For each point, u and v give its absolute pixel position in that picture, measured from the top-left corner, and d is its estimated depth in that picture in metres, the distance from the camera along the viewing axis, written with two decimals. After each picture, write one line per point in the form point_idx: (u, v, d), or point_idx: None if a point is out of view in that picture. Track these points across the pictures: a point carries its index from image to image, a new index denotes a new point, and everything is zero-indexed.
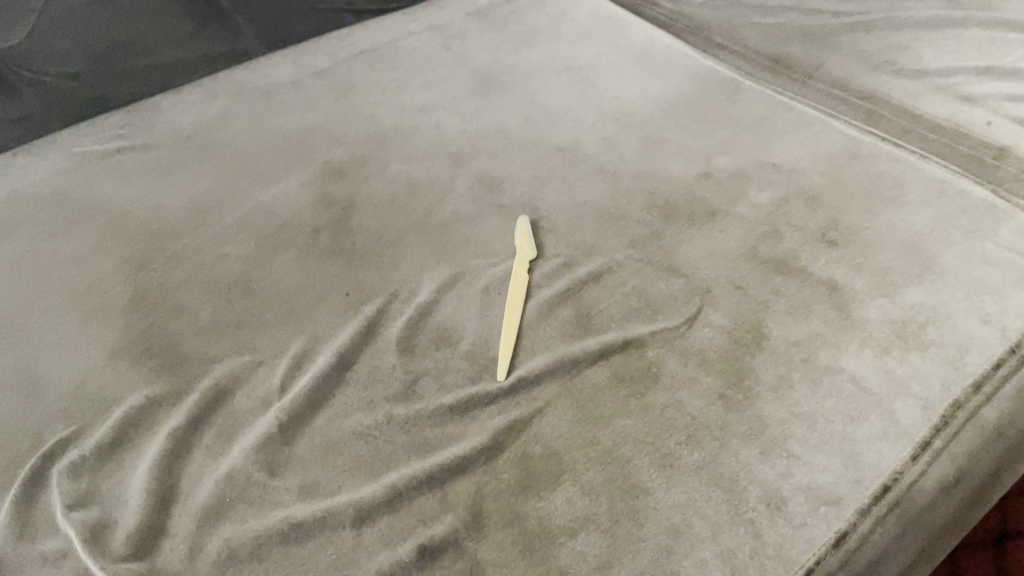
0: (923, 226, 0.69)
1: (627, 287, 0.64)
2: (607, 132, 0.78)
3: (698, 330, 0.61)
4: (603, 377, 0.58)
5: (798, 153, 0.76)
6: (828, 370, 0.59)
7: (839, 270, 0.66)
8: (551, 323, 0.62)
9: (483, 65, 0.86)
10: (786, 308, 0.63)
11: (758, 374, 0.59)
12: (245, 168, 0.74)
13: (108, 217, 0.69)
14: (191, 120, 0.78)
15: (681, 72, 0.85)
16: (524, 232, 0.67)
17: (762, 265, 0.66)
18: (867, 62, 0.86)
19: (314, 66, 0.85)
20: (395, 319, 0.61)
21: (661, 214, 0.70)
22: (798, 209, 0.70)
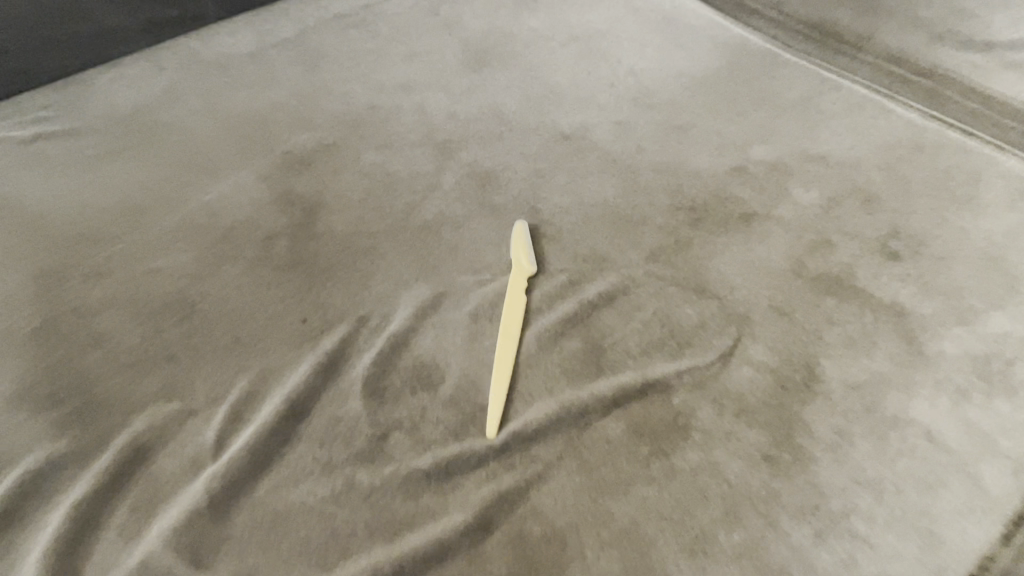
0: (1003, 235, 0.57)
1: (647, 312, 0.52)
2: (621, 114, 0.66)
3: (735, 368, 0.50)
4: (618, 431, 0.47)
5: (850, 143, 0.64)
6: (896, 422, 0.48)
7: (904, 290, 0.54)
8: (555, 358, 0.50)
9: (476, 33, 0.74)
10: (841, 340, 0.51)
11: (810, 427, 0.47)
12: (191, 157, 0.60)
13: (21, 218, 0.56)
14: (130, 98, 0.65)
15: (709, 44, 0.73)
16: (520, 243, 0.55)
17: (811, 284, 0.54)
18: (926, 32, 0.73)
19: (279, 34, 0.72)
20: (362, 352, 0.50)
21: (687, 218, 0.58)
22: (852, 212, 0.59)
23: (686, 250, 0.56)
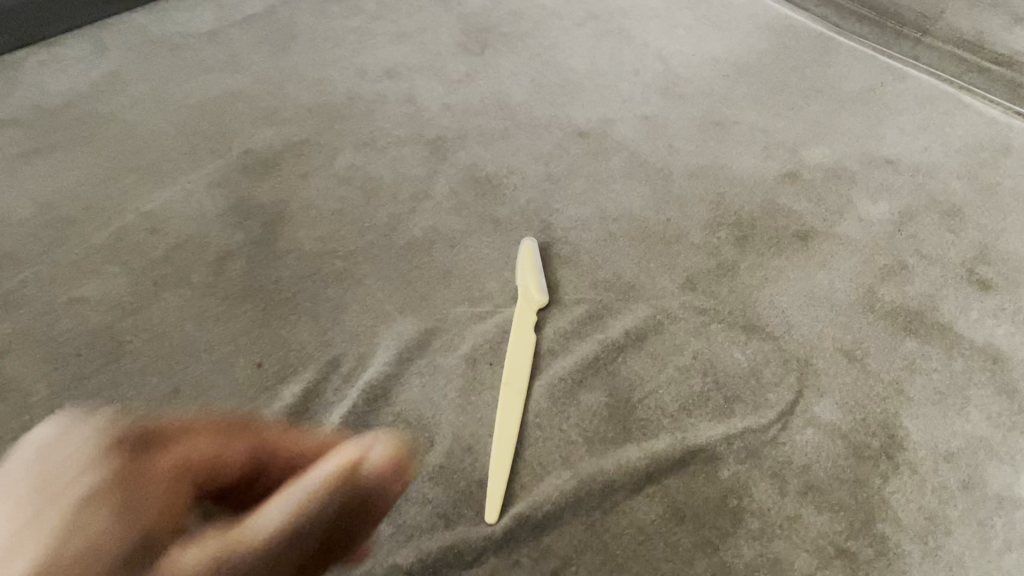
0: None
1: (686, 356, 0.42)
2: (648, 108, 0.56)
3: (797, 431, 0.39)
4: (652, 515, 0.37)
5: (923, 144, 0.53)
6: (1003, 502, 0.38)
7: (999, 329, 0.44)
8: (572, 415, 0.40)
9: (477, 10, 0.63)
10: (928, 394, 0.41)
11: (897, 510, 0.37)
12: (131, 158, 0.50)
13: None
14: (65, 85, 0.55)
15: (749, 25, 0.63)
16: (528, 262, 0.45)
17: (884, 320, 0.44)
18: None
19: (247, 11, 0.62)
20: (330, 405, 0.39)
21: (731, 235, 0.48)
22: (930, 228, 0.48)
23: (731, 275, 0.46)
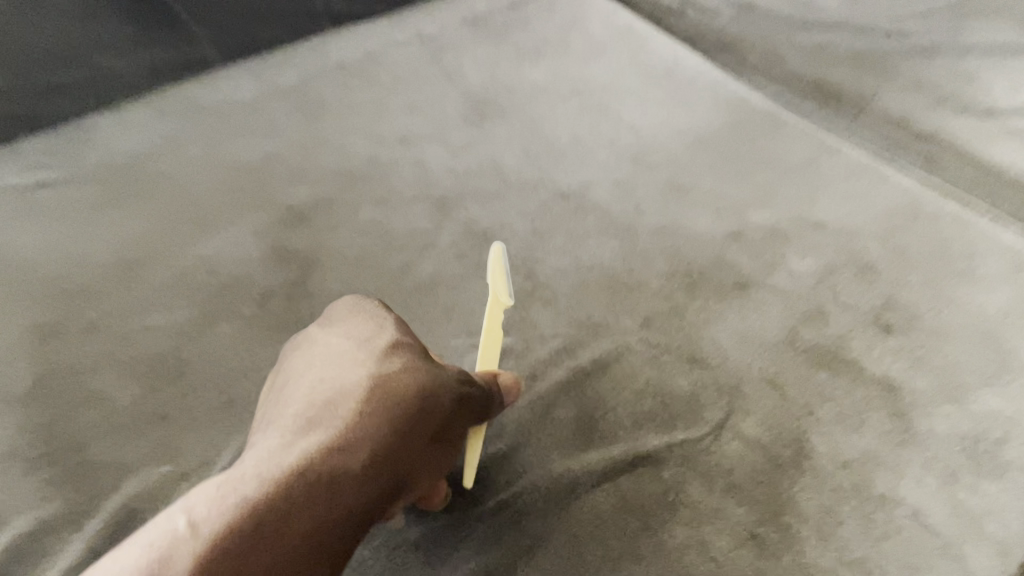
0: (997, 309, 0.57)
1: (641, 381, 0.52)
2: (620, 174, 0.66)
3: (725, 443, 0.50)
4: (607, 504, 0.47)
5: (847, 212, 0.63)
6: (884, 501, 0.48)
7: (896, 364, 0.54)
8: (548, 427, 0.50)
9: (477, 85, 0.74)
10: (833, 416, 0.51)
11: (799, 505, 0.48)
12: (186, 213, 0.61)
13: (19, 271, 0.56)
14: (129, 146, 0.65)
15: (710, 100, 0.73)
16: (499, 260, 0.41)
17: (803, 355, 0.54)
18: (929, 95, 0.73)
19: (279, 82, 0.72)
20: None
21: (683, 283, 0.58)
22: (848, 281, 0.59)
23: (681, 316, 0.56)
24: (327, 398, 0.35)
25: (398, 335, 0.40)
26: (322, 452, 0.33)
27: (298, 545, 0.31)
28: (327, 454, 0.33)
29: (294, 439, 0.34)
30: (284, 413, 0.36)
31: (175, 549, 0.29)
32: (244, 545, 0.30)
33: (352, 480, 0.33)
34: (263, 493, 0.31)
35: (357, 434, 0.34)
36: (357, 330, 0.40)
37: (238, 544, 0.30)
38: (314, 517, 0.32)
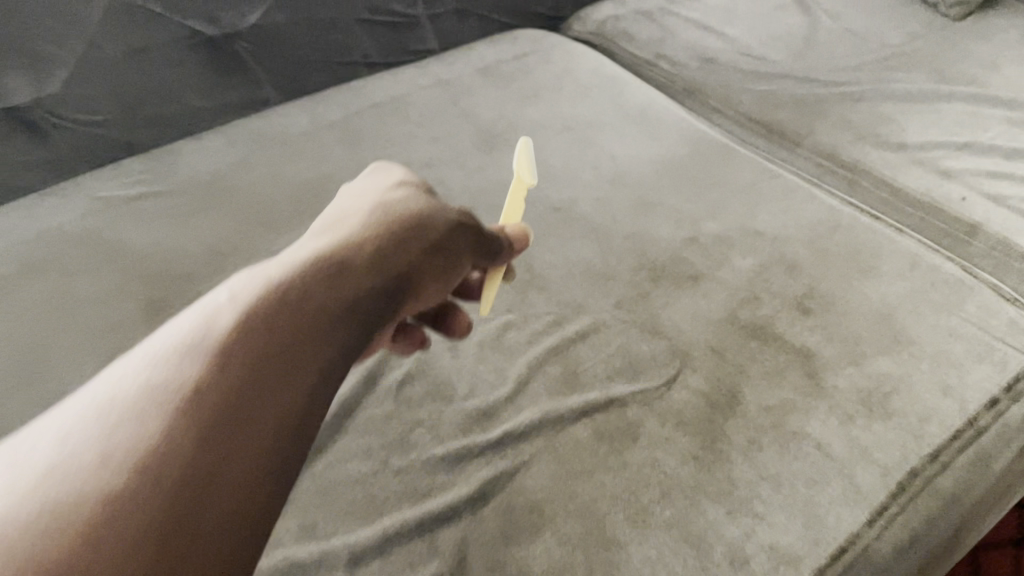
0: (894, 298, 0.73)
1: (613, 346, 0.68)
2: (603, 191, 0.83)
3: (676, 391, 0.65)
4: (585, 433, 0.62)
5: (782, 222, 0.80)
6: (795, 435, 0.63)
7: (812, 337, 0.70)
8: (540, 378, 0.66)
9: (488, 121, 0.91)
10: (760, 373, 0.67)
11: (729, 436, 0.63)
12: (257, 217, 0.77)
13: (131, 261, 0.72)
14: (210, 166, 0.82)
15: (677, 135, 0.91)
16: (524, 152, 0.57)
17: (739, 329, 0.70)
18: (854, 132, 0.90)
19: (327, 117, 0.89)
20: (394, 367, 0.66)
21: (649, 275, 0.74)
22: (778, 275, 0.75)
23: (646, 300, 0.72)
24: (347, 216, 0.42)
25: (407, 177, 0.47)
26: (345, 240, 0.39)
27: (332, 299, 0.36)
28: (350, 240, 0.39)
29: (323, 236, 0.40)
30: (315, 228, 0.42)
31: (224, 306, 0.34)
32: (286, 297, 0.35)
33: (363, 263, 0.38)
34: (297, 266, 0.36)
35: (374, 229, 0.40)
36: (374, 177, 0.48)
37: (279, 297, 0.34)
38: (344, 286, 0.36)
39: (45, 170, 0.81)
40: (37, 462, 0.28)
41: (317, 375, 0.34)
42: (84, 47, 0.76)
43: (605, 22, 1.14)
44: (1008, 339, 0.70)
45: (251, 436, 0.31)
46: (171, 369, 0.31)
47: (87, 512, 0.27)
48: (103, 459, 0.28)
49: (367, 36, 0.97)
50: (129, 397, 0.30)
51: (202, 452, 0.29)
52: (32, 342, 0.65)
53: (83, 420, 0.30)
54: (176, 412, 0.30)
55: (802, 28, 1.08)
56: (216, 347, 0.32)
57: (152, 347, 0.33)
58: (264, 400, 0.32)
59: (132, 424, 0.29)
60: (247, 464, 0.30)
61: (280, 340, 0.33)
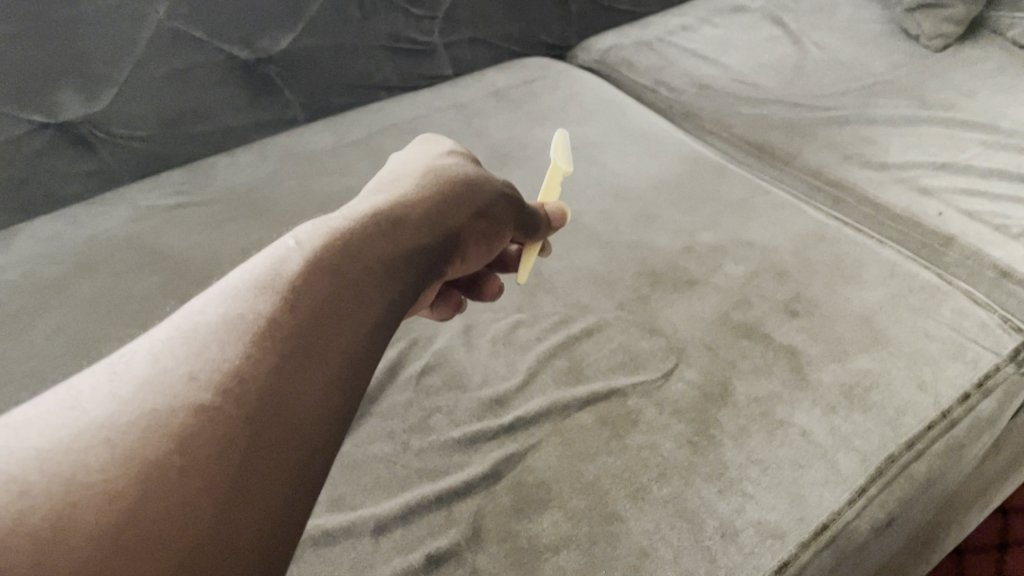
0: (875, 302, 0.78)
1: (614, 343, 0.74)
2: (605, 206, 0.90)
3: (672, 383, 0.71)
4: (589, 419, 0.68)
5: (772, 232, 0.87)
6: (781, 424, 0.68)
7: (798, 337, 0.75)
8: (548, 370, 0.72)
9: (499, 140, 0.98)
10: (750, 368, 0.72)
11: (722, 423, 0.68)
12: (287, 224, 0.83)
13: (172, 262, 0.78)
14: (243, 180, 0.90)
15: (675, 155, 0.98)
16: (561, 143, 0.66)
17: (731, 328, 0.76)
18: (840, 152, 0.97)
19: (351, 137, 0.97)
20: (414, 360, 0.73)
21: (648, 280, 0.81)
22: (767, 281, 0.81)
23: (645, 302, 0.79)
24: (388, 189, 0.49)
25: (433, 159, 0.55)
26: (384, 213, 0.45)
27: (376, 263, 0.42)
28: (401, 205, 0.46)
29: (373, 200, 0.47)
30: (361, 195, 0.49)
31: (287, 256, 0.39)
32: (340, 257, 0.40)
33: (411, 224, 0.45)
34: (357, 222, 0.43)
35: (409, 209, 0.46)
36: (404, 165, 0.54)
37: (333, 256, 0.40)
38: (399, 240, 0.44)
39: (92, 180, 0.89)
40: (136, 373, 0.32)
41: (364, 325, 0.39)
42: (134, 67, 0.84)
43: (608, 52, 1.22)
44: (979, 340, 0.75)
45: (314, 367, 0.35)
46: (248, 304, 0.35)
47: (188, 412, 0.30)
48: (197, 372, 0.32)
49: (387, 63, 1.05)
50: (214, 324, 0.34)
51: (278, 373, 0.33)
52: (84, 333, 0.71)
53: (173, 341, 0.33)
54: (256, 338, 0.34)
55: (792, 57, 1.16)
56: (285, 289, 0.37)
57: (226, 287, 0.37)
58: (324, 337, 0.36)
59: (219, 344, 0.33)
60: (311, 390, 0.35)
61: (347, 280, 0.40)
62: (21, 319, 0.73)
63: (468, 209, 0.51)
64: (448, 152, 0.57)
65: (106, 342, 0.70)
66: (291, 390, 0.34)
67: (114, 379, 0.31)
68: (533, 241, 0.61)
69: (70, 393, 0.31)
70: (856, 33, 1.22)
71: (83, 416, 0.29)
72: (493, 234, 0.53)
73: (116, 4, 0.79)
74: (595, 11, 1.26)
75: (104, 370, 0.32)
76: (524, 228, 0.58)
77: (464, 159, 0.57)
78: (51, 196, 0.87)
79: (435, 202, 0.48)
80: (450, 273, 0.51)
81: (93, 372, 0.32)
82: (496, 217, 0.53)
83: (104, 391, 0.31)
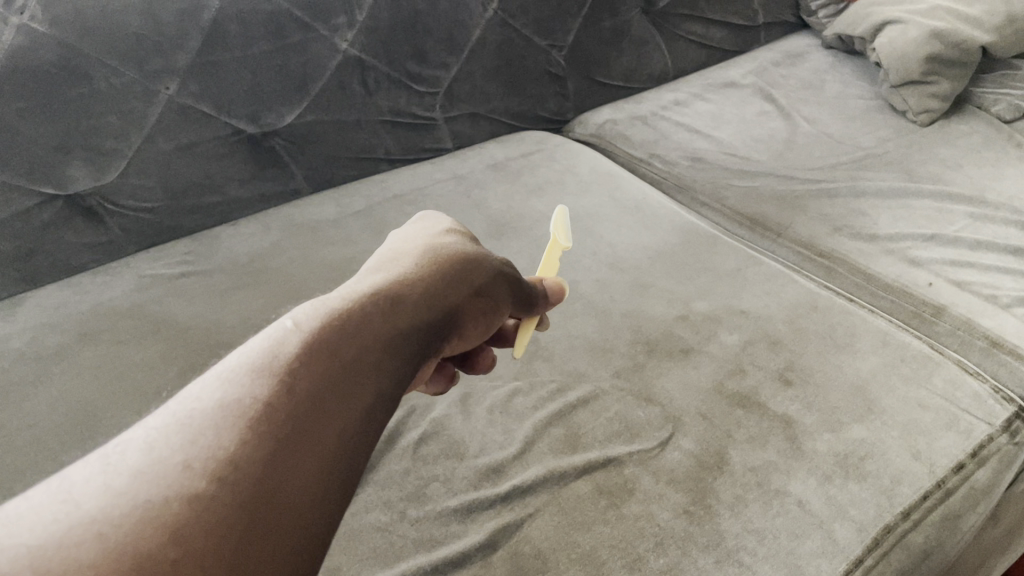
0: (867, 371, 0.79)
1: (611, 412, 0.75)
2: (601, 275, 0.92)
3: (668, 452, 0.71)
4: (585, 488, 0.68)
5: (765, 301, 0.88)
6: (777, 493, 0.68)
7: (792, 406, 0.76)
8: (545, 439, 0.72)
9: (497, 212, 1.00)
10: (746, 437, 0.73)
11: (718, 493, 0.68)
12: (289, 293, 0.85)
13: (175, 331, 0.80)
14: (246, 250, 0.92)
15: (668, 226, 1.00)
16: (561, 221, 0.68)
17: (726, 397, 0.77)
18: (830, 224, 1.00)
19: (353, 208, 0.99)
20: (411, 429, 0.73)
21: (644, 348, 0.82)
22: (761, 350, 0.82)
23: (641, 370, 0.79)
24: (390, 266, 0.50)
25: (433, 236, 0.56)
26: (383, 293, 0.46)
27: (375, 342, 0.43)
28: (401, 285, 0.48)
29: (373, 278, 0.48)
30: (361, 273, 0.51)
31: (284, 338, 0.40)
32: (338, 337, 0.41)
33: (411, 303, 0.47)
34: (357, 301, 0.44)
35: (408, 288, 0.48)
36: (403, 244, 0.55)
37: (331, 336, 0.41)
38: (398, 319, 0.45)
39: (98, 251, 0.90)
40: (130, 464, 0.32)
41: (360, 406, 0.40)
42: (143, 142, 0.86)
43: (603, 125, 1.25)
44: (971, 410, 0.76)
45: (308, 450, 0.36)
46: (243, 389, 0.37)
47: (181, 502, 0.31)
48: (191, 461, 0.33)
49: (389, 136, 1.08)
50: (209, 412, 0.35)
51: (273, 458, 0.34)
52: (86, 400, 0.72)
53: (168, 430, 0.34)
54: (250, 425, 0.35)
55: (783, 131, 1.19)
56: (281, 373, 0.38)
57: (221, 372, 0.38)
58: (319, 419, 0.37)
59: (213, 432, 0.34)
60: (305, 473, 0.35)
61: (346, 360, 0.41)
62: (23, 388, 0.73)
63: (466, 286, 0.52)
64: (449, 230, 0.59)
65: (107, 411, 0.71)
66: (285, 475, 0.34)
67: (107, 470, 0.32)
68: (531, 315, 0.62)
69: (64, 485, 0.32)
70: (844, 108, 1.26)
71: (76, 510, 0.30)
72: (492, 309, 0.54)
73: (129, 83, 0.83)
74: (591, 87, 1.30)
75: (98, 462, 0.33)
76: (521, 304, 0.59)
77: (463, 237, 0.59)
78: (57, 266, 0.88)
79: (433, 280, 0.50)
80: (450, 349, 0.52)
81: (87, 464, 0.33)
82: (494, 294, 0.55)
83: (98, 483, 0.31)
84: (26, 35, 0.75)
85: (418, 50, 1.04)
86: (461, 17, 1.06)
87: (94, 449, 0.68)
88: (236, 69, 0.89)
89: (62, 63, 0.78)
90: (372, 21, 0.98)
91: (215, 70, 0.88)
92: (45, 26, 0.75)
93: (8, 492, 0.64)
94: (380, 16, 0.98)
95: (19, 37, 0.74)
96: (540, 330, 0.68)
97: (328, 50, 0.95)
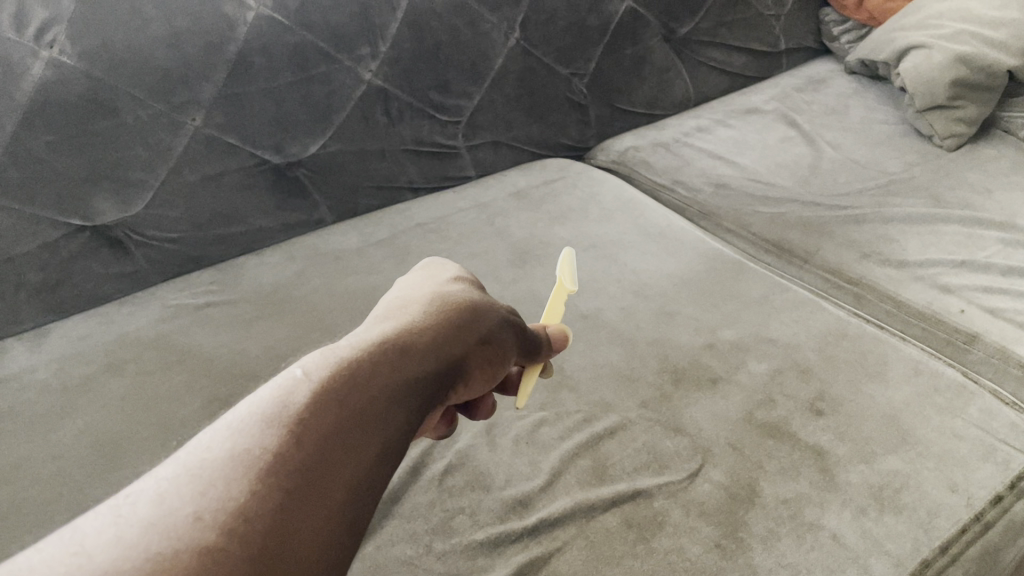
0: (900, 401, 0.78)
1: (639, 443, 0.74)
2: (625, 303, 0.91)
3: (698, 484, 0.70)
4: (614, 521, 0.67)
5: (794, 330, 0.87)
6: (811, 526, 0.66)
7: (824, 437, 0.74)
8: (571, 470, 0.71)
9: (521, 240, 1.00)
10: (776, 468, 0.71)
11: (749, 526, 0.66)
12: (313, 322, 0.85)
13: (199, 362, 0.80)
14: (271, 279, 0.92)
15: (693, 253, 0.99)
16: (567, 264, 0.67)
17: (756, 427, 0.75)
18: (859, 251, 0.98)
19: (375, 237, 1.00)
20: (437, 459, 0.72)
21: (670, 377, 0.81)
22: (791, 379, 0.81)
23: (668, 401, 0.78)
24: (396, 315, 0.50)
25: (441, 284, 0.56)
26: (389, 342, 0.45)
27: (381, 392, 0.42)
28: (409, 335, 0.47)
29: (380, 326, 0.48)
30: (367, 321, 0.50)
31: (293, 388, 0.40)
32: (346, 386, 0.41)
33: (418, 352, 0.46)
34: (364, 351, 0.44)
35: (415, 337, 0.47)
36: (411, 291, 0.55)
37: (339, 385, 0.41)
38: (405, 369, 0.44)
39: (124, 281, 0.91)
40: (140, 515, 0.32)
41: (368, 457, 0.39)
42: (169, 172, 0.87)
43: (626, 152, 1.25)
44: (1009, 440, 0.74)
45: (316, 502, 0.35)
46: (252, 439, 0.36)
47: (191, 553, 0.30)
48: (202, 512, 0.32)
49: (411, 164, 1.08)
50: (219, 462, 0.35)
51: (282, 510, 0.34)
52: (113, 431, 0.72)
53: (179, 481, 0.34)
54: (260, 476, 0.34)
55: (806, 157, 1.19)
56: (291, 423, 0.37)
57: (231, 422, 0.37)
58: (327, 469, 0.37)
59: (223, 483, 0.34)
60: (314, 525, 0.35)
61: (353, 411, 0.40)
62: (48, 420, 0.73)
63: (473, 335, 0.51)
64: (455, 277, 0.58)
65: (130, 442, 0.71)
66: (293, 526, 0.34)
67: (118, 522, 0.32)
68: (535, 362, 0.61)
69: (75, 536, 0.31)
70: (868, 133, 1.25)
71: (89, 562, 0.29)
72: (500, 356, 0.54)
73: (156, 115, 0.83)
74: (612, 114, 1.30)
75: (110, 512, 0.32)
76: (528, 349, 0.58)
77: (470, 284, 0.59)
78: (82, 297, 0.88)
79: (440, 328, 0.49)
80: (455, 398, 0.51)
81: (98, 515, 0.32)
82: (503, 341, 0.54)
83: (111, 535, 0.31)
84: (55, 69, 0.76)
85: (441, 80, 1.05)
86: (484, 47, 1.07)
87: (117, 482, 0.68)
88: (261, 100, 0.90)
89: (92, 97, 0.79)
90: (395, 52, 0.98)
91: (240, 101, 0.88)
92: (74, 60, 0.76)
93: (31, 525, 0.64)
94: (403, 47, 0.99)
95: (49, 71, 0.75)
96: (545, 376, 0.67)
97: (351, 81, 0.96)
